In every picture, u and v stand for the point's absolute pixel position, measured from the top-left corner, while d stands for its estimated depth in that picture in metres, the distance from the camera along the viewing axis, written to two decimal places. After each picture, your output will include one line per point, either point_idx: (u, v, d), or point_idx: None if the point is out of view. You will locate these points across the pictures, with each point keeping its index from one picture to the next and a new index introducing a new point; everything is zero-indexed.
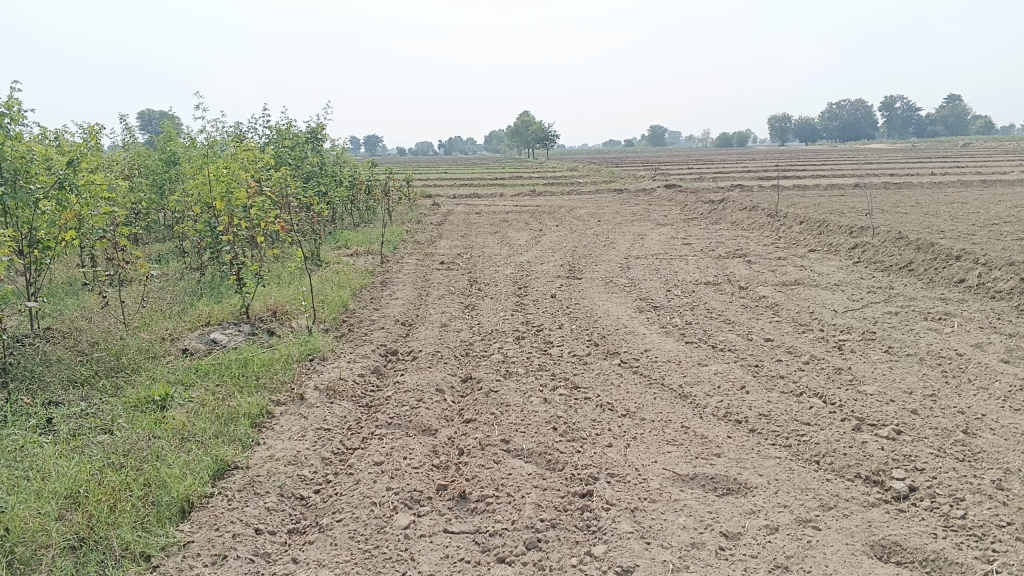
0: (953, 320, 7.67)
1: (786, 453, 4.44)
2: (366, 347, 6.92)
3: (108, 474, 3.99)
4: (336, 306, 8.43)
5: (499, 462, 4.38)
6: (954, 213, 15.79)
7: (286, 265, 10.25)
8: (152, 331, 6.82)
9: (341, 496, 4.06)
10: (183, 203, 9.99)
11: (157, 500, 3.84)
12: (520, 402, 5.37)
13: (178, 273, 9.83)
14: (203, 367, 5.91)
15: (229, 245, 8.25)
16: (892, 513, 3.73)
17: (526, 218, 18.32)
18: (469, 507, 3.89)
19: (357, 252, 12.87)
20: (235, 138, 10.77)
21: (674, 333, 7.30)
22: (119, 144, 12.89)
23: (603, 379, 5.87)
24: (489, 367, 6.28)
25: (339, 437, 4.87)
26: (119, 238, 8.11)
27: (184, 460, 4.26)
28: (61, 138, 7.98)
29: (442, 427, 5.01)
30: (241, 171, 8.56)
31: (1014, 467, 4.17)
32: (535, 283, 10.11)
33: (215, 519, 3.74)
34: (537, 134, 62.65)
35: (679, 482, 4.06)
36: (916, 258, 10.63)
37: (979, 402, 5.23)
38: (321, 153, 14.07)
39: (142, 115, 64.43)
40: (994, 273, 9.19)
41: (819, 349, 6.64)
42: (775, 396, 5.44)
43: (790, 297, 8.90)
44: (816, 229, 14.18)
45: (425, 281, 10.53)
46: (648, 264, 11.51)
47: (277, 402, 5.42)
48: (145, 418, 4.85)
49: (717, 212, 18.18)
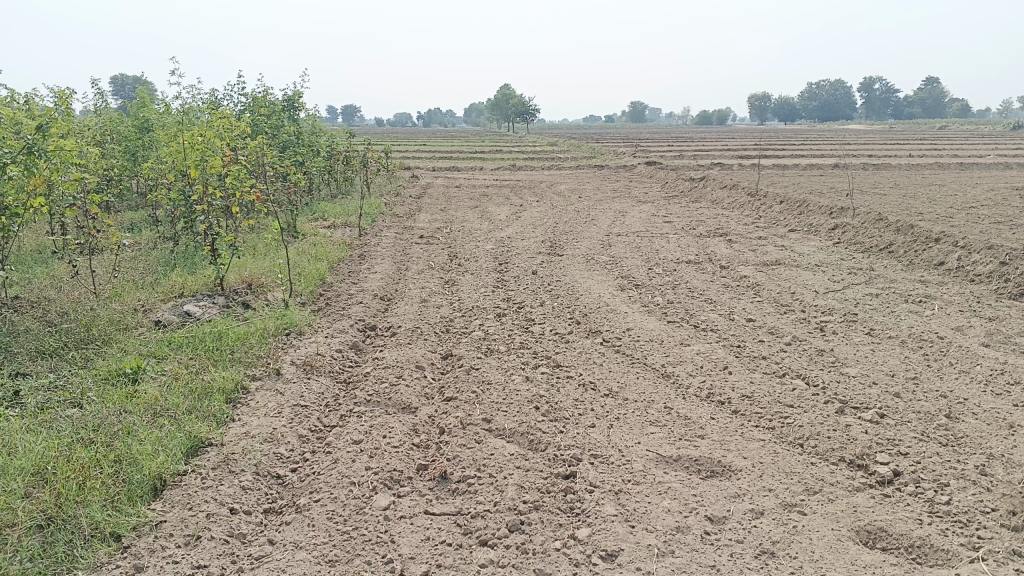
0: (934, 302, 7.68)
1: (770, 435, 4.40)
2: (345, 322, 6.80)
3: (78, 450, 3.87)
4: (314, 279, 8.29)
5: (481, 442, 4.30)
6: (932, 195, 15.87)
7: (262, 236, 10.07)
8: (124, 302, 6.64)
9: (318, 475, 3.97)
10: (157, 170, 9.75)
11: (128, 478, 3.72)
12: (501, 380, 5.29)
13: (152, 242, 9.62)
14: (177, 339, 5.76)
15: (204, 216, 8.04)
16: (877, 499, 3.70)
17: (506, 193, 18.14)
18: (450, 488, 3.81)
19: (335, 224, 12.68)
20: (210, 105, 10.51)
21: (656, 312, 7.25)
22: (91, 108, 12.58)
23: (586, 358, 5.80)
24: (470, 344, 6.19)
25: (317, 414, 4.77)
26: (90, 205, 7.87)
27: (157, 436, 4.13)
28: (29, 102, 7.72)
29: (422, 405, 4.92)
30: (216, 140, 8.35)
31: (997, 452, 4.17)
32: (516, 259, 10.00)
33: (188, 498, 3.63)
34: (518, 108, 62.16)
35: (663, 464, 4.01)
36: (896, 240, 10.65)
37: (962, 385, 5.23)
38: (297, 122, 13.82)
39: (114, 80, 63.05)
40: (973, 256, 9.22)
41: (801, 330, 6.62)
42: (758, 377, 5.41)
43: (772, 277, 8.89)
44: (797, 209, 14.18)
45: (404, 255, 10.40)
46: (629, 242, 11.45)
47: (252, 377, 5.29)
48: (116, 392, 4.71)
49: (697, 190, 18.14)
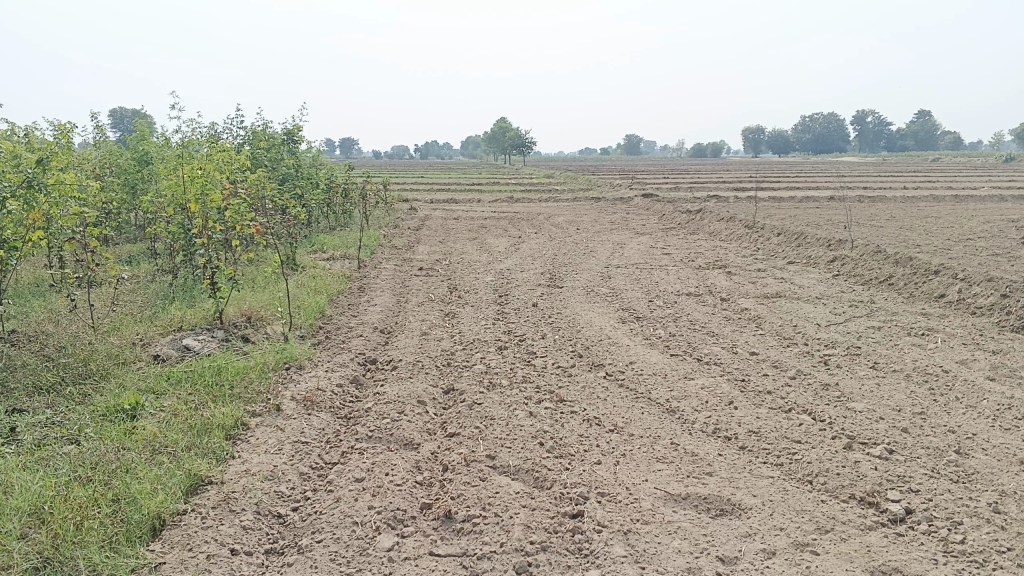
0: (937, 335, 7.65)
1: (778, 472, 4.34)
2: (345, 356, 6.75)
3: (76, 490, 3.80)
4: (313, 312, 8.24)
5: (486, 480, 4.23)
6: (929, 227, 15.95)
7: (261, 269, 10.06)
8: (123, 336, 6.58)
9: (320, 515, 3.89)
10: (157, 204, 9.75)
11: (126, 518, 3.64)
12: (504, 416, 5.22)
13: (150, 275, 9.59)
14: (176, 374, 5.70)
15: (203, 249, 8.01)
16: (890, 538, 3.63)
17: (504, 225, 18.16)
18: (455, 527, 3.74)
19: (334, 256, 12.64)
20: (209, 138, 10.54)
21: (659, 345, 7.21)
22: (90, 141, 12.63)
23: (589, 393, 5.74)
24: (472, 378, 6.13)
25: (318, 451, 4.70)
26: (88, 238, 7.84)
27: (156, 474, 4.06)
28: (30, 136, 7.73)
29: (425, 441, 4.85)
30: (216, 173, 8.36)
31: (1010, 489, 4.11)
32: (516, 291, 9.97)
33: (188, 539, 3.56)
34: (514, 141, 62.50)
35: (672, 502, 3.94)
36: (896, 272, 10.65)
37: (969, 420, 5.17)
38: (296, 155, 13.87)
39: (112, 113, 63.40)
40: (973, 288, 9.21)
41: (805, 363, 6.58)
42: (764, 412, 5.35)
43: (773, 310, 8.85)
44: (794, 241, 14.20)
45: (404, 287, 10.37)
46: (628, 274, 11.43)
47: (252, 413, 5.22)
48: (114, 429, 4.64)
49: (695, 222, 18.18)
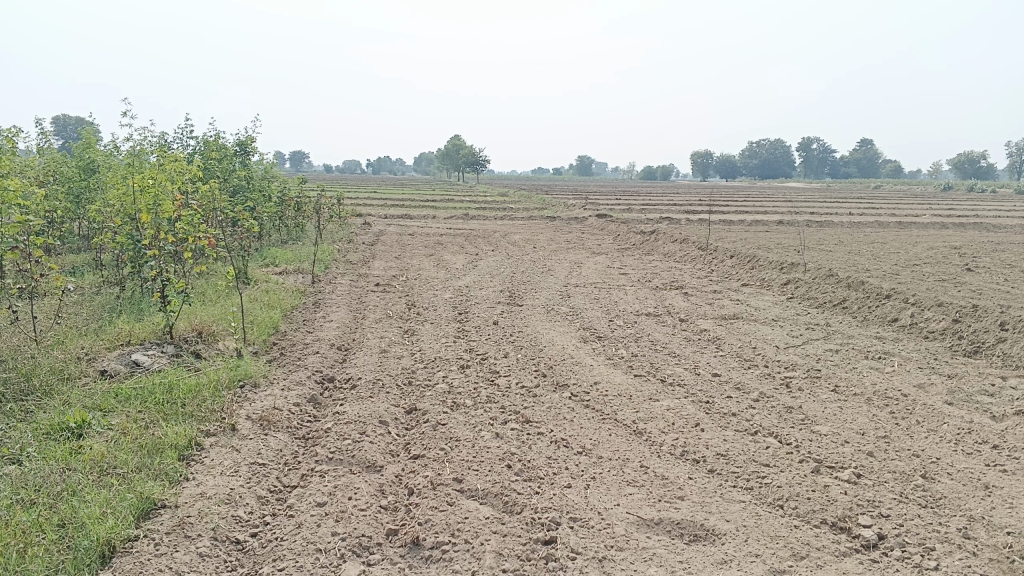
0: (893, 359, 7.75)
1: (749, 496, 4.29)
2: (301, 373, 6.54)
3: (19, 515, 3.58)
4: (267, 328, 8.01)
5: (453, 504, 4.09)
6: (876, 252, 16.30)
7: (213, 283, 9.79)
8: (66, 350, 6.28)
9: (281, 541, 3.72)
10: (104, 213, 9.42)
11: (73, 545, 3.43)
12: (470, 437, 5.09)
13: (96, 287, 9.25)
14: (125, 391, 5.44)
15: (153, 260, 7.73)
16: (865, 565, 3.60)
17: (460, 242, 18.02)
18: (423, 555, 3.59)
19: (287, 270, 12.36)
20: (160, 147, 10.25)
21: (622, 365, 7.16)
22: (32, 147, 12.18)
23: (555, 414, 5.64)
24: (434, 398, 5.99)
25: (276, 474, 4.52)
26: (32, 247, 7.50)
27: (105, 497, 3.84)
28: None
29: (388, 463, 4.70)
30: (168, 183, 8.08)
31: (977, 514, 4.12)
32: (475, 308, 9.84)
33: (141, 567, 3.35)
34: (468, 159, 62.36)
35: (645, 528, 3.86)
36: (849, 296, 10.81)
37: (933, 445, 5.20)
38: (249, 167, 13.58)
39: (55, 119, 61.78)
40: (925, 312, 9.39)
41: (768, 385, 6.59)
42: (730, 435, 5.30)
43: (732, 331, 8.89)
44: (747, 263, 14.36)
45: (360, 303, 10.19)
46: (588, 293, 11.41)
47: (206, 433, 4.99)
48: (59, 448, 4.40)
49: (649, 243, 18.29)
